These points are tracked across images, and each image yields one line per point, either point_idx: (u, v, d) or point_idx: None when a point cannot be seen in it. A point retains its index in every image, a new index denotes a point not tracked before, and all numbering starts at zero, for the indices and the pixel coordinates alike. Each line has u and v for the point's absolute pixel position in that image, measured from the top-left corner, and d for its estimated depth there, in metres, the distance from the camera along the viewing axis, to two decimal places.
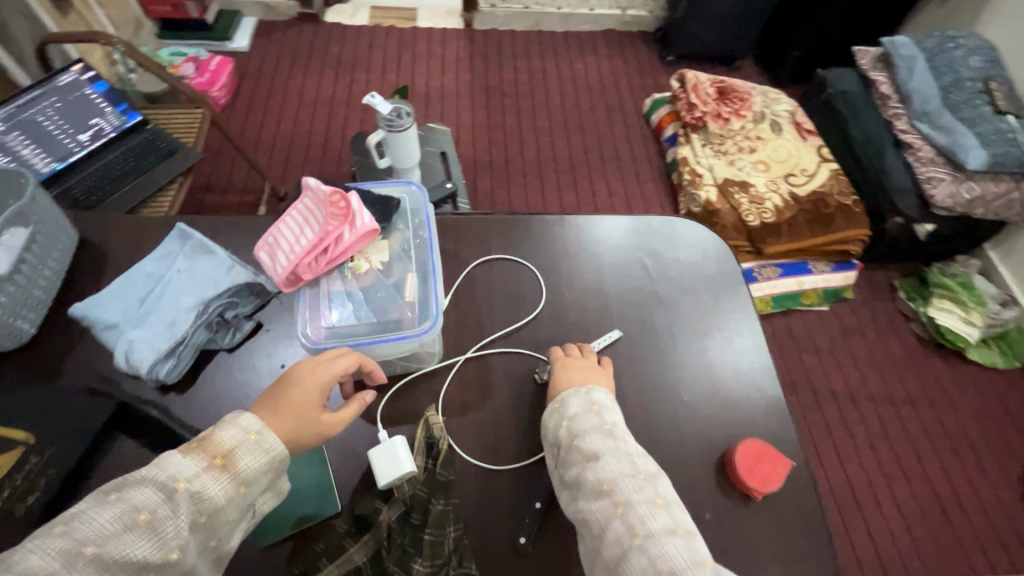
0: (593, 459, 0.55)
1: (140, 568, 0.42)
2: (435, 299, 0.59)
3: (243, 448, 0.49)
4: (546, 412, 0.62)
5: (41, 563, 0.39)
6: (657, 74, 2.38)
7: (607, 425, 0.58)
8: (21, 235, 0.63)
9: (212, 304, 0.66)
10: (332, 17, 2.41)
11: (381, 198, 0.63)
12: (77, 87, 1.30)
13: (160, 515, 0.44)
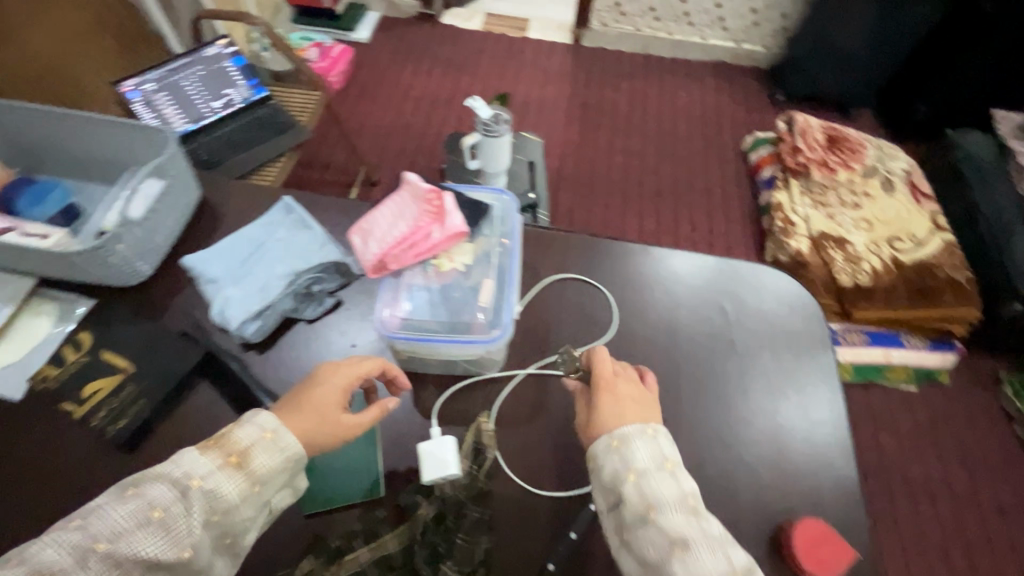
0: (680, 545, 0.48)
1: (152, 563, 0.46)
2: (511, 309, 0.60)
3: (259, 447, 0.53)
4: (599, 446, 0.56)
5: (59, 555, 0.44)
6: (763, 112, 2.28)
7: (682, 491, 0.52)
8: (159, 187, 0.71)
9: (302, 276, 0.70)
10: (449, 19, 2.52)
11: (473, 201, 0.65)
12: (219, 59, 1.45)
13: (172, 512, 0.48)
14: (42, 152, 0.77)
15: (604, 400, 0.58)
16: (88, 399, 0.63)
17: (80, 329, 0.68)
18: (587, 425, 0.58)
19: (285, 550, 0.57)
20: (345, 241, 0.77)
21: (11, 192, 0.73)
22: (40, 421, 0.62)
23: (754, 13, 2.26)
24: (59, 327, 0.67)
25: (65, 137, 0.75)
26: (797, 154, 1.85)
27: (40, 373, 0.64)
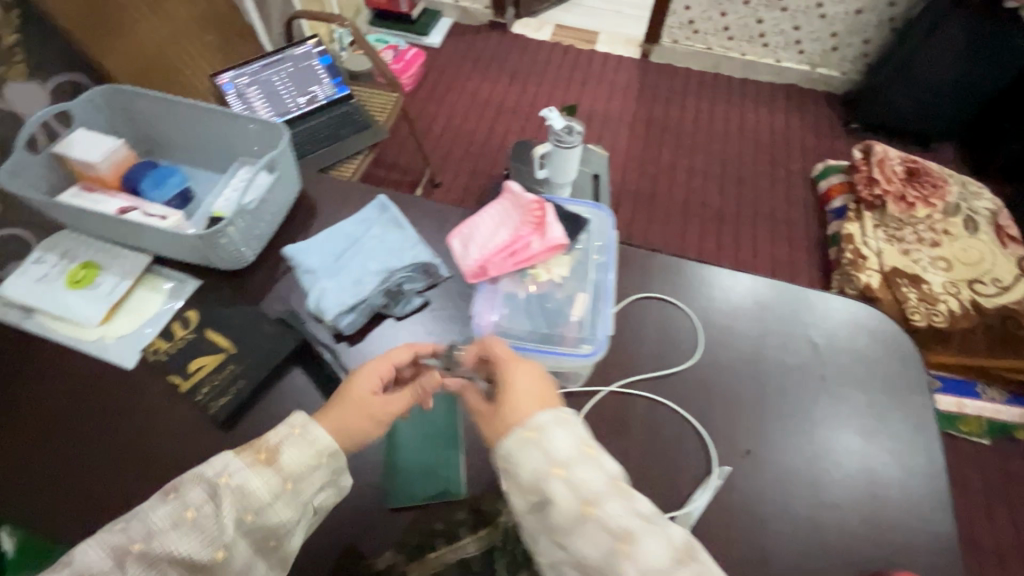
0: (628, 542, 0.42)
1: (187, 565, 0.44)
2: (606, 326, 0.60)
3: (286, 443, 0.51)
4: (514, 441, 0.48)
5: (96, 559, 0.42)
6: (835, 138, 2.21)
7: (604, 474, 0.46)
8: (269, 180, 0.75)
9: (395, 274, 0.73)
10: (519, 29, 2.56)
11: (572, 214, 0.66)
12: (308, 58, 1.51)
13: (205, 511, 0.45)
14: (162, 138, 0.83)
15: (515, 381, 0.53)
16: (193, 374, 0.66)
17: (188, 307, 0.72)
18: (498, 411, 0.51)
19: (365, 542, 0.58)
20: (434, 242, 0.79)
21: (132, 171, 0.76)
22: (148, 392, 0.66)
23: (834, 38, 2.20)
24: (169, 304, 0.72)
25: (187, 126, 0.80)
26: (873, 185, 1.76)
27: (151, 344, 0.68)
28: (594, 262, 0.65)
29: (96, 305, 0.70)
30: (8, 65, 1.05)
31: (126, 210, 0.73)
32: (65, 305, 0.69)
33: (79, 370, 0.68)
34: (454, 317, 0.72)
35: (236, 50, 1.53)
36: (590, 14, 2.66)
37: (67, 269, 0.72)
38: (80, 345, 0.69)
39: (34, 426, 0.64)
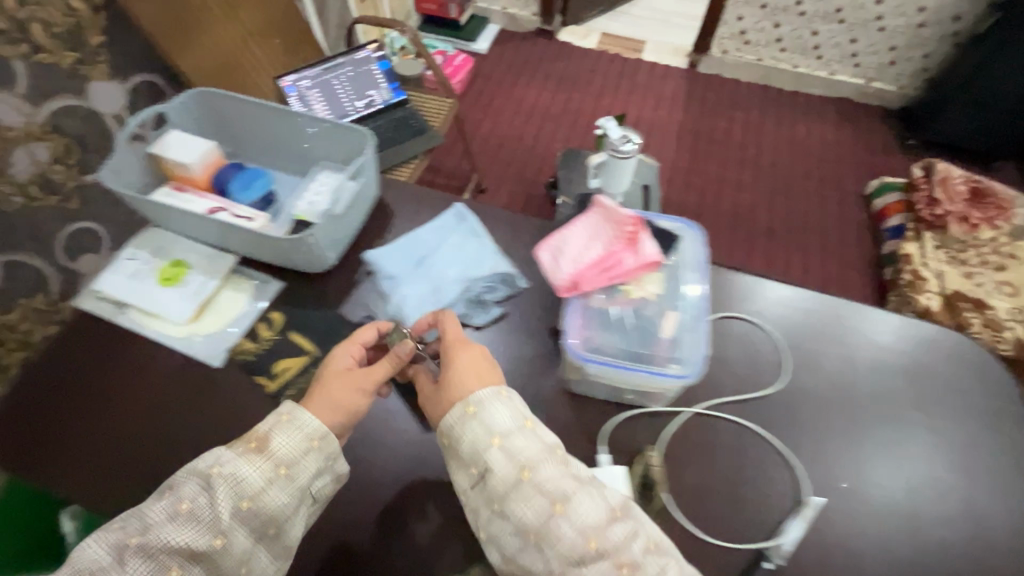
0: (562, 502, 0.52)
1: (188, 553, 0.50)
2: (704, 346, 0.59)
3: (273, 432, 0.56)
4: (454, 416, 0.58)
5: (102, 552, 0.49)
6: (890, 154, 2.14)
7: (545, 449, 0.56)
8: (356, 186, 0.76)
9: (474, 283, 0.73)
10: (565, 36, 2.56)
11: (666, 230, 0.64)
12: (367, 62, 1.54)
13: (198, 503, 0.51)
14: (245, 138, 0.84)
15: (454, 364, 0.60)
16: (279, 375, 0.68)
17: (273, 309, 0.73)
18: (441, 392, 0.60)
19: (345, 533, 0.65)
20: (510, 252, 0.79)
21: (221, 173, 0.78)
22: (234, 391, 0.67)
23: (892, 51, 2.13)
24: (254, 305, 0.73)
25: (273, 129, 0.82)
26: (934, 206, 1.70)
27: (238, 344, 0.70)
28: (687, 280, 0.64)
29: (187, 304, 0.72)
30: (91, 64, 1.14)
31: (216, 211, 0.75)
32: (157, 302, 0.72)
33: (168, 365, 0.69)
34: (533, 329, 0.72)
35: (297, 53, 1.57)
36: (637, 22, 2.64)
37: (158, 266, 0.74)
38: (170, 341, 0.71)
39: (128, 417, 0.66)
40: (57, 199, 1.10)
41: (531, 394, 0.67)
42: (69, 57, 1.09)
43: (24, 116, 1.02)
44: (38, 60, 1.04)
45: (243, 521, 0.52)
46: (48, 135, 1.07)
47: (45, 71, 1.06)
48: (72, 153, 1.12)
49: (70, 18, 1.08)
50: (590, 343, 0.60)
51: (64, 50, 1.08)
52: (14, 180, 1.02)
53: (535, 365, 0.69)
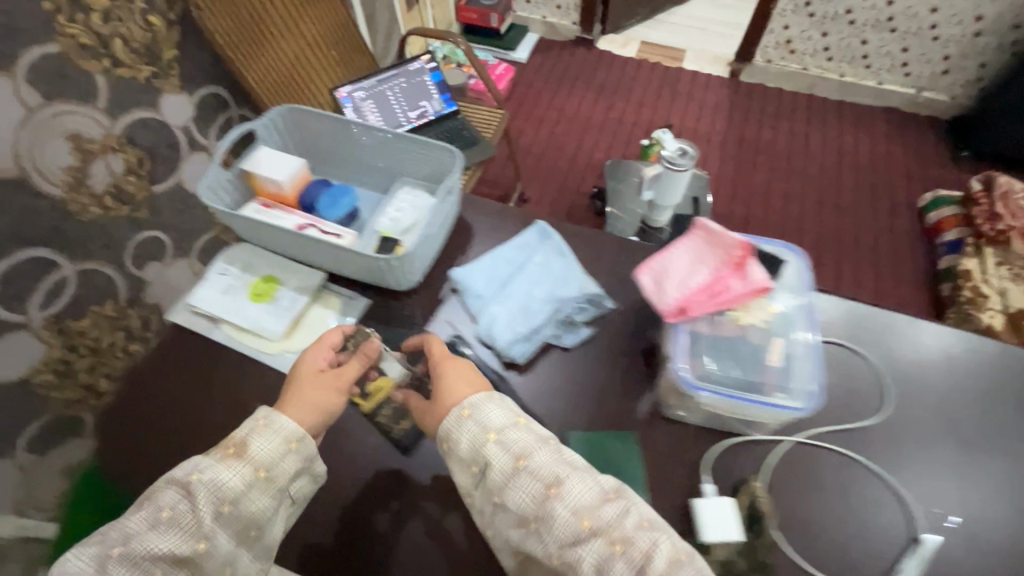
0: (556, 486, 0.51)
1: (172, 559, 0.49)
2: (819, 377, 0.58)
3: (253, 436, 0.56)
4: (451, 420, 0.57)
5: (82, 564, 0.48)
6: (943, 166, 2.08)
7: (537, 439, 0.55)
8: (445, 204, 0.77)
9: (565, 305, 0.72)
10: (605, 45, 2.56)
11: (773, 255, 0.62)
12: (420, 73, 1.55)
13: (180, 509, 0.51)
14: (328, 153, 0.87)
15: (444, 372, 0.60)
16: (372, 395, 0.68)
17: (362, 326, 0.74)
18: (435, 403, 0.59)
19: (309, 534, 0.64)
20: (595, 272, 0.79)
21: (309, 190, 0.79)
22: None
23: (946, 60, 2.09)
24: (343, 321, 0.74)
25: (356, 145, 0.83)
26: (996, 222, 1.63)
27: None
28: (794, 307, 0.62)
29: (280, 320, 0.73)
30: (164, 79, 1.11)
31: (305, 226, 0.76)
32: (250, 318, 0.73)
33: (263, 383, 0.70)
34: (622, 351, 0.72)
35: (353, 62, 1.58)
36: (676, 30, 2.63)
37: (250, 282, 0.76)
38: (264, 357, 0.71)
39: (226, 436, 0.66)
40: (129, 208, 1.08)
41: (626, 418, 0.66)
42: (145, 71, 1.06)
43: (102, 128, 1.00)
44: (118, 74, 1.01)
45: (224, 523, 0.52)
46: (124, 146, 1.05)
47: (123, 84, 1.02)
48: (145, 164, 1.09)
49: (147, 32, 1.05)
50: (700, 370, 0.59)
51: (142, 65, 1.05)
52: (89, 191, 0.99)
53: (627, 388, 0.68)
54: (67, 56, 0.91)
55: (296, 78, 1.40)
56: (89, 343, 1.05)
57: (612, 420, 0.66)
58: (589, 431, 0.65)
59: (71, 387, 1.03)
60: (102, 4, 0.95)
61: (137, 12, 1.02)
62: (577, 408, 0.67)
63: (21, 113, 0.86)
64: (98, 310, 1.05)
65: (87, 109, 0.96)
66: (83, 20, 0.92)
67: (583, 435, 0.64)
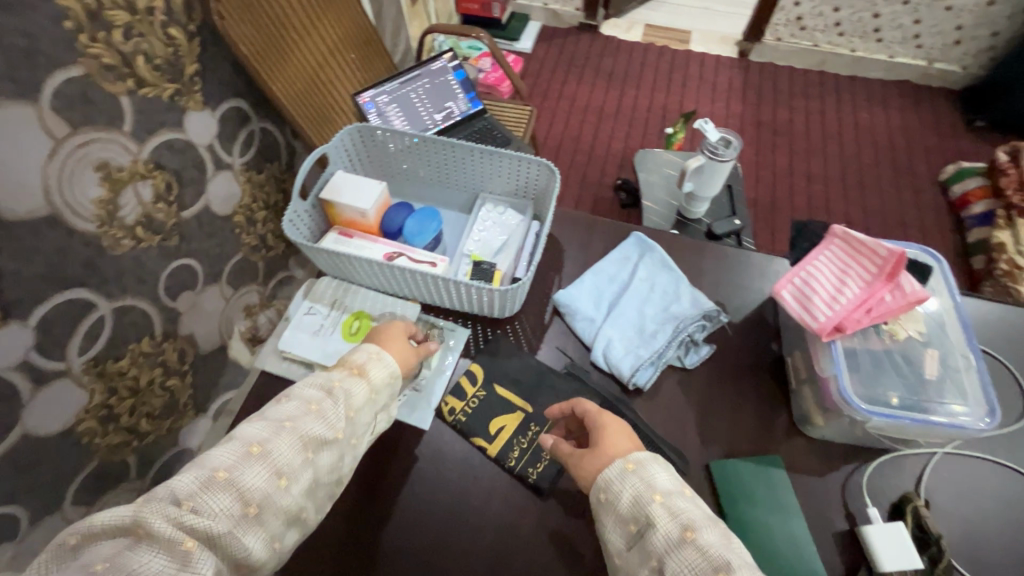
0: (725, 570, 0.42)
1: (319, 443, 0.52)
2: (993, 391, 0.54)
3: (370, 363, 0.59)
4: (613, 471, 0.50)
5: (258, 431, 0.50)
6: (960, 138, 2.08)
7: (704, 515, 0.47)
8: (543, 227, 0.72)
9: (686, 325, 0.68)
10: (609, 30, 2.49)
11: (918, 264, 0.61)
12: (444, 72, 1.29)
13: (326, 404, 0.54)
14: (397, 172, 0.84)
15: (608, 421, 0.55)
16: (497, 437, 0.64)
17: (471, 361, 0.71)
18: (591, 455, 0.53)
19: (343, 562, 0.58)
20: (698, 283, 0.76)
21: (392, 215, 0.75)
22: (454, 456, 0.64)
23: (959, 30, 2.07)
24: (449, 357, 0.71)
25: (437, 162, 0.80)
26: None
27: (446, 404, 0.67)
28: (947, 320, 0.60)
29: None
30: (188, 94, 0.86)
31: (393, 256, 0.71)
32: None
33: None
34: (747, 367, 0.68)
35: (366, 61, 1.44)
36: (679, 12, 2.56)
37: (341, 320, 0.73)
38: None
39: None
40: (161, 239, 0.83)
41: (767, 442, 0.63)
42: (169, 88, 0.81)
43: (131, 155, 0.75)
44: (142, 93, 0.76)
45: (352, 426, 0.55)
46: (152, 171, 0.79)
47: (150, 105, 0.78)
48: (174, 189, 0.84)
49: (169, 48, 0.80)
50: (863, 391, 0.56)
51: (164, 82, 0.80)
52: (122, 224, 0.75)
53: (760, 405, 0.66)
54: (93, 79, 0.68)
55: (315, 81, 1.21)
56: (128, 384, 0.80)
57: (753, 444, 0.63)
58: (731, 457, 0.62)
59: (115, 431, 0.79)
60: (122, 16, 0.71)
61: (158, 23, 0.78)
62: (712, 431, 0.64)
63: (47, 145, 0.63)
64: (135, 345, 0.80)
65: (113, 134, 0.72)
66: (105, 36, 0.69)
67: (726, 462, 0.61)
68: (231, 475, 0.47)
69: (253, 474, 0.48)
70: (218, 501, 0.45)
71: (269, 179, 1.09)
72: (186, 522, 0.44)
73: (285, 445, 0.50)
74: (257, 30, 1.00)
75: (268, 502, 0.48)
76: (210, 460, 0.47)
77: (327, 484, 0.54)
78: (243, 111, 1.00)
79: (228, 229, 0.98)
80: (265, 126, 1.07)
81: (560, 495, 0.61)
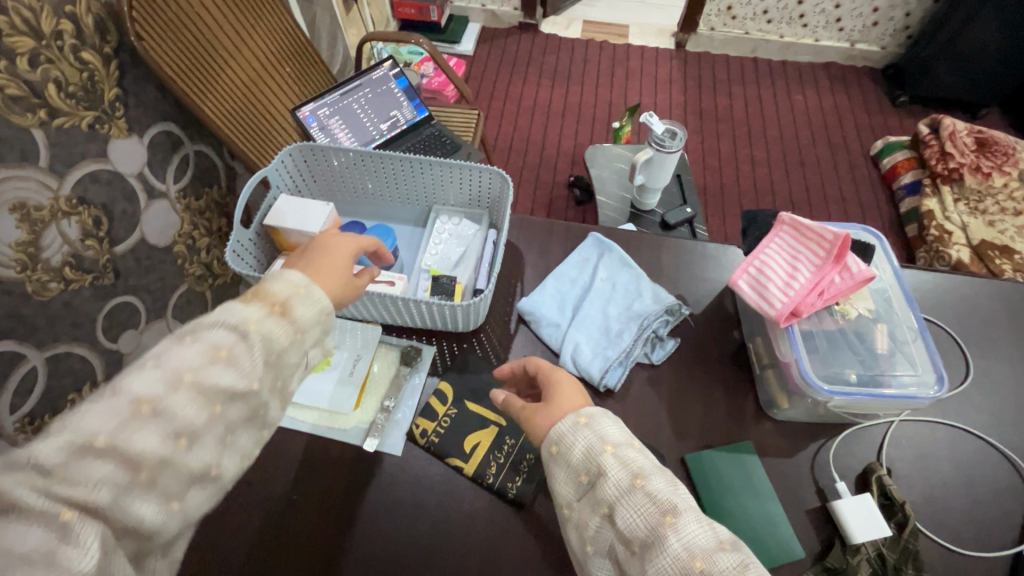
0: (672, 514, 0.43)
1: (229, 396, 0.43)
2: (939, 358, 0.57)
3: (295, 299, 0.49)
4: (565, 425, 0.51)
5: (149, 383, 0.40)
6: (885, 113, 2.21)
7: (652, 464, 0.48)
8: (500, 236, 0.71)
9: (650, 321, 0.69)
10: (548, 28, 2.51)
11: (859, 243, 0.64)
12: (385, 80, 1.26)
13: (238, 350, 0.44)
14: (346, 191, 0.82)
15: (560, 377, 0.56)
16: (473, 455, 0.63)
17: (439, 379, 0.69)
18: (542, 410, 0.54)
19: None
20: (658, 279, 0.77)
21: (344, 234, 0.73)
22: (429, 481, 0.62)
23: (875, 13, 2.19)
24: (417, 377, 0.69)
25: (386, 176, 0.77)
26: (948, 161, 1.74)
27: (417, 427, 0.65)
28: (890, 296, 0.63)
29: (345, 392, 0.67)
30: (109, 121, 0.80)
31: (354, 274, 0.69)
32: (307, 391, 0.67)
33: (343, 460, 0.63)
34: (713, 358, 0.70)
35: (304, 73, 1.38)
36: (616, 7, 2.61)
37: None
38: (338, 437, 0.65)
39: (278, 528, 0.59)
40: (93, 278, 0.76)
41: (739, 429, 0.64)
42: (87, 116, 0.75)
43: (50, 192, 0.69)
44: (57, 123, 0.70)
45: (273, 372, 0.46)
46: (77, 208, 0.73)
47: (67, 136, 0.72)
48: (103, 225, 0.78)
49: (83, 73, 0.75)
50: (822, 370, 0.58)
51: (81, 110, 0.74)
52: (47, 267, 0.69)
53: (729, 394, 0.67)
54: None
55: (250, 97, 1.15)
56: None
57: (726, 433, 0.64)
58: (705, 449, 0.63)
59: None
60: (26, 43, 0.66)
61: (68, 48, 0.72)
62: (686, 425, 0.65)
63: None
64: (75, 396, 0.74)
65: (28, 170, 0.66)
66: (2, 63, 0.63)
67: (701, 454, 0.62)
68: (115, 441, 0.37)
69: (146, 435, 0.38)
70: (97, 469, 0.36)
71: (210, 205, 1.04)
72: (58, 493, 0.34)
73: (185, 402, 0.41)
74: (179, 47, 0.94)
75: (169, 462, 0.39)
76: (86, 421, 0.37)
77: (250, 437, 0.45)
78: (174, 135, 0.94)
79: (169, 261, 0.92)
80: (200, 149, 1.01)
81: (541, 508, 0.60)
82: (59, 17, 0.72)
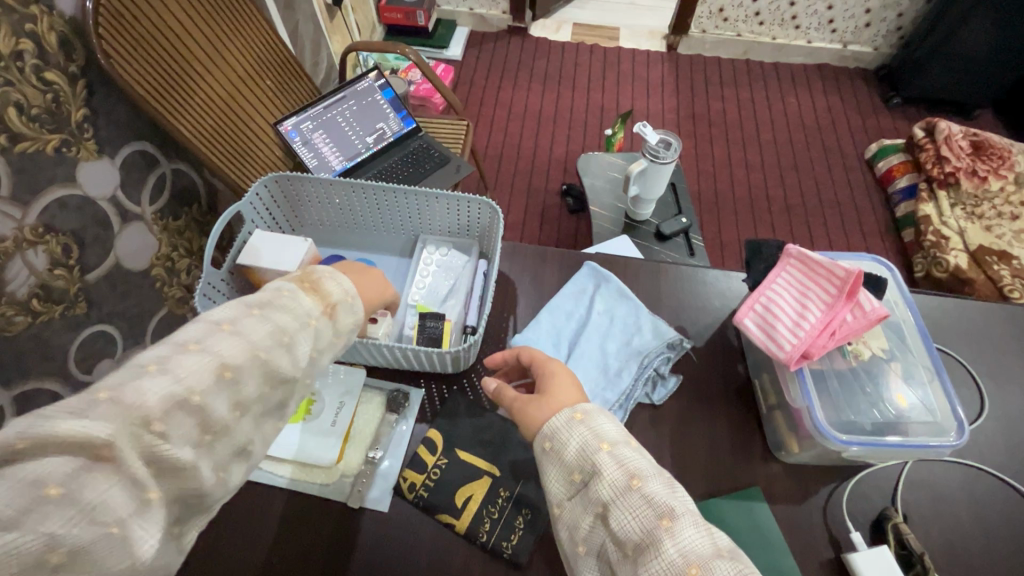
0: (669, 517, 0.40)
1: (281, 380, 0.46)
2: (959, 404, 0.54)
3: (343, 306, 0.52)
4: (560, 419, 0.48)
5: (233, 352, 0.43)
6: (879, 115, 2.18)
7: (650, 464, 0.45)
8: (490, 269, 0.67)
9: (651, 360, 0.66)
10: (537, 31, 2.46)
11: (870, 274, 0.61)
12: (370, 92, 1.20)
13: (299, 340, 0.47)
14: (327, 220, 0.77)
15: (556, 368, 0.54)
16: (465, 509, 0.59)
17: (428, 426, 0.65)
18: (536, 403, 0.51)
19: None
20: (660, 307, 0.73)
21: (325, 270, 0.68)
22: (419, 535, 0.58)
23: (868, 14, 2.16)
24: (404, 425, 0.65)
25: (370, 207, 0.73)
26: (944, 164, 1.72)
27: (404, 479, 0.60)
28: (906, 337, 0.60)
29: (328, 444, 0.62)
30: (77, 143, 0.74)
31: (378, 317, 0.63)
32: (283, 442, 0.62)
33: (328, 515, 0.59)
34: (718, 394, 0.66)
35: (287, 85, 1.33)
36: (606, 10, 2.56)
37: None
38: (320, 491, 0.60)
39: None
40: (64, 309, 0.71)
41: (748, 471, 0.61)
42: (53, 139, 0.70)
43: (13, 222, 0.64)
44: (19, 149, 0.65)
45: (313, 366, 0.49)
46: (44, 236, 0.68)
47: (32, 162, 0.67)
48: (74, 252, 0.73)
49: (47, 93, 0.69)
50: (834, 415, 0.55)
51: (47, 133, 0.69)
52: (12, 300, 0.64)
53: (736, 433, 0.63)
54: None
55: (230, 112, 1.10)
56: None
57: (734, 476, 0.61)
58: (711, 496, 0.59)
59: None
60: None
61: (29, 68, 0.67)
62: (693, 467, 0.61)
63: None
64: None
65: None
66: None
67: (707, 503, 0.58)
68: (207, 403, 0.40)
69: (222, 403, 0.41)
70: (184, 425, 0.39)
71: (189, 225, 0.99)
72: (154, 450, 0.37)
73: (253, 376, 0.43)
74: (150, 62, 0.89)
75: (225, 432, 0.41)
76: (183, 375, 0.40)
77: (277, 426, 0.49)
78: (148, 154, 0.89)
79: (147, 285, 0.87)
80: (177, 168, 0.96)
81: (539, 563, 0.56)
82: (19, 36, 0.66)
